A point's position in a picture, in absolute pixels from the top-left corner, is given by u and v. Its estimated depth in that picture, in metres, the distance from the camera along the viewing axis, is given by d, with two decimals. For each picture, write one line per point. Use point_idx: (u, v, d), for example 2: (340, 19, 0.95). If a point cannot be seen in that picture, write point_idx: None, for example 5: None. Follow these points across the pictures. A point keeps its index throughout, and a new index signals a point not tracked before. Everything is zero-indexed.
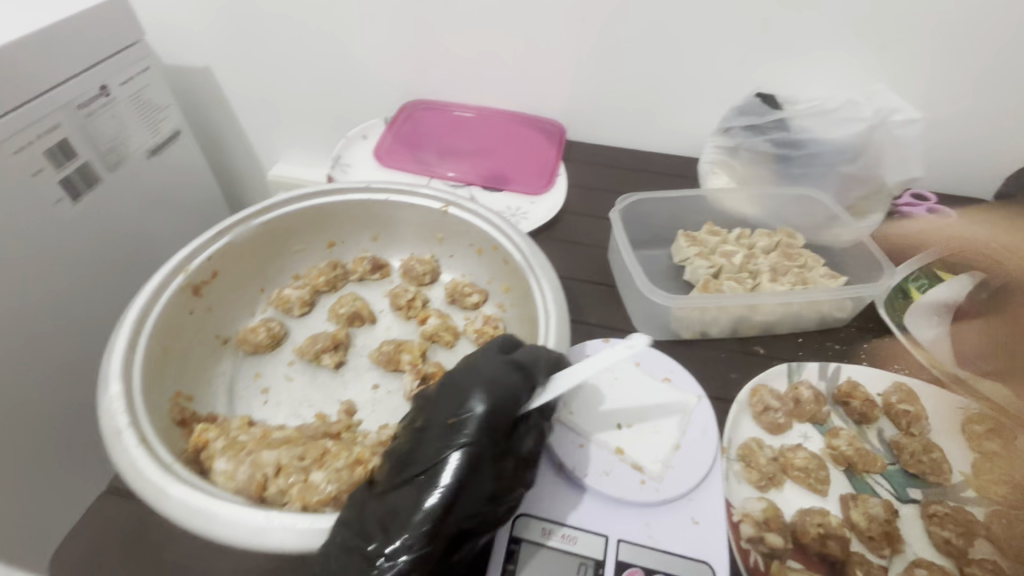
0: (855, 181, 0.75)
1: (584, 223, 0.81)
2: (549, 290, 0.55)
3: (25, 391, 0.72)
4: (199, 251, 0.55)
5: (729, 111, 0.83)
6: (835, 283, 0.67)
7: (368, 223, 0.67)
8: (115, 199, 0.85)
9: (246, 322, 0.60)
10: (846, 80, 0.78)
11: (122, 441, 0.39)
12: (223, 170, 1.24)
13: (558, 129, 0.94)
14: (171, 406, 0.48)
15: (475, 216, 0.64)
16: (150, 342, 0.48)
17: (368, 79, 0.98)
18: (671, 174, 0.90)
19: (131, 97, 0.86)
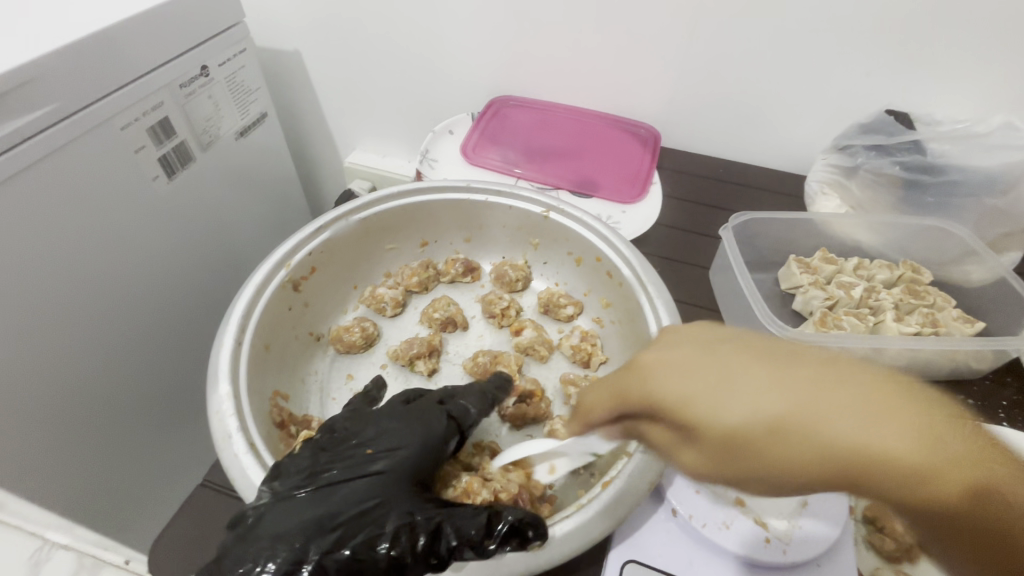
0: (996, 216, 0.67)
1: (680, 238, 0.76)
2: (663, 310, 0.51)
3: (115, 364, 0.73)
4: (301, 245, 0.53)
5: (850, 128, 0.76)
6: (971, 329, 0.60)
7: (462, 224, 0.65)
8: (205, 180, 0.86)
9: (338, 319, 0.59)
10: (993, 101, 0.70)
11: (233, 447, 0.38)
12: (301, 155, 1.24)
13: (653, 135, 0.89)
14: (272, 406, 0.46)
15: (578, 224, 0.60)
16: (254, 339, 0.46)
17: (456, 73, 0.95)
18: (774, 192, 0.83)
19: (226, 79, 0.86)
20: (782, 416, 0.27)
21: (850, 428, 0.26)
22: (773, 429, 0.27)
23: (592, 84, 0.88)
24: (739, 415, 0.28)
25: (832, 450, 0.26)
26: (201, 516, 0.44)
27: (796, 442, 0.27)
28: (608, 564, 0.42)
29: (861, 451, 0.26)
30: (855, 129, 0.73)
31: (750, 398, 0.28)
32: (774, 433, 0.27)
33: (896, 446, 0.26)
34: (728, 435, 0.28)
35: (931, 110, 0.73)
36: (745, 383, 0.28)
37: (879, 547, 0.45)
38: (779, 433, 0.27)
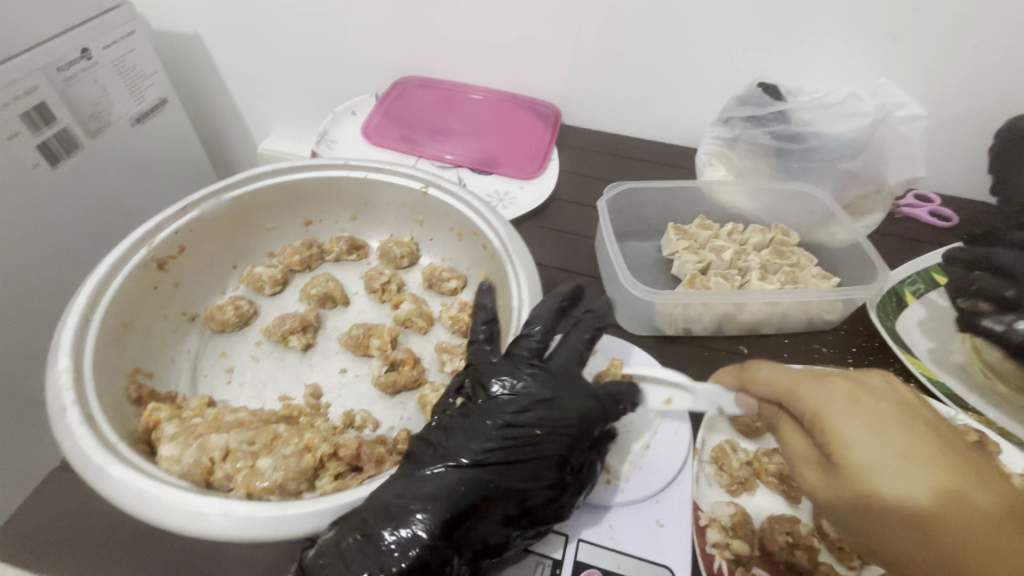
0: (854, 180, 0.72)
1: (573, 211, 0.79)
2: (525, 277, 0.53)
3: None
4: (165, 224, 0.53)
5: (730, 100, 0.79)
6: (826, 284, 0.65)
7: (346, 202, 0.65)
8: (94, 166, 0.82)
9: (215, 300, 0.59)
10: (852, 73, 0.75)
11: (66, 419, 0.38)
12: (213, 142, 1.21)
13: (553, 113, 0.91)
14: (128, 384, 0.47)
15: (455, 198, 0.61)
16: (106, 317, 0.46)
17: (359, 53, 0.95)
18: (667, 165, 0.87)
19: (114, 62, 0.83)
20: (873, 438, 0.38)
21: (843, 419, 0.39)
22: (882, 419, 0.39)
23: (492, 63, 0.89)
24: (851, 424, 0.38)
25: (872, 476, 0.37)
26: (54, 499, 0.44)
27: (868, 457, 0.37)
28: None
29: (908, 489, 0.36)
30: (731, 102, 0.77)
31: (874, 434, 0.38)
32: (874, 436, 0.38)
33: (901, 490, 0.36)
34: (832, 424, 0.39)
35: (801, 83, 0.78)
36: (846, 387, 0.40)
37: (719, 482, 0.49)
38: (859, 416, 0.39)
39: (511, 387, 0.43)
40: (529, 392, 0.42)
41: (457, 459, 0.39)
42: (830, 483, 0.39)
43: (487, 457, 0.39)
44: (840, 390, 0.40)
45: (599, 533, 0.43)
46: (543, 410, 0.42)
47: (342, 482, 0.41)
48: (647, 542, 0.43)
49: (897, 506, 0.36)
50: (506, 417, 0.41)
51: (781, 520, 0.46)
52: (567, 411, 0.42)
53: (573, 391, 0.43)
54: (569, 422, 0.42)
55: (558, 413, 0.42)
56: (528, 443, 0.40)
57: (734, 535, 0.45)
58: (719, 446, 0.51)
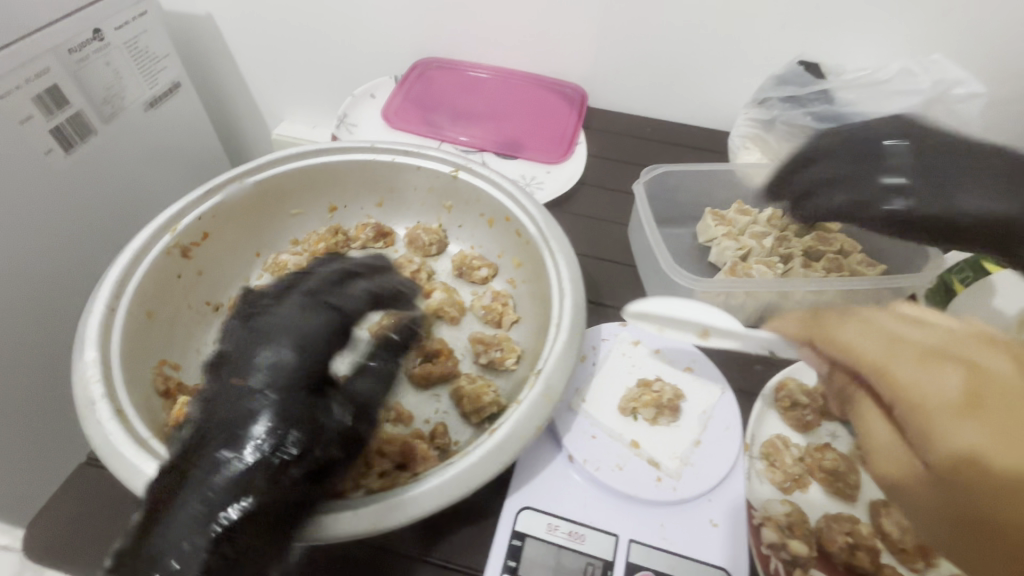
0: None
1: (604, 197, 0.76)
2: (564, 264, 0.51)
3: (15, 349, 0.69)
4: (188, 210, 0.51)
5: (768, 80, 0.76)
6: (873, 272, 0.62)
7: (372, 188, 0.63)
8: (108, 151, 0.80)
9: (239, 289, 0.57)
10: (898, 50, 0.71)
11: (95, 414, 0.36)
12: (227, 128, 1.19)
13: (580, 95, 0.87)
14: (154, 376, 0.45)
15: (486, 182, 0.59)
16: (132, 306, 0.44)
17: (378, 34, 0.92)
18: (699, 148, 0.83)
19: (126, 44, 0.80)
20: (923, 372, 0.29)
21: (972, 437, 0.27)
22: (1001, 389, 0.28)
23: (516, 43, 0.86)
24: (870, 338, 0.33)
25: (942, 430, 0.28)
26: (85, 494, 0.42)
27: (888, 439, 0.33)
28: (503, 513, 0.42)
29: (1014, 453, 0.26)
30: (770, 81, 0.74)
31: (868, 333, 0.34)
32: (959, 371, 0.29)
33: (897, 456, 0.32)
34: (920, 414, 0.29)
35: (843, 61, 0.74)
36: (948, 360, 0.30)
37: (771, 479, 0.46)
38: (928, 371, 0.29)
39: (282, 349, 0.36)
40: (276, 351, 0.36)
41: (268, 387, 0.34)
42: (895, 466, 0.32)
43: (288, 385, 0.35)
44: (882, 331, 0.33)
45: (650, 533, 0.41)
46: (293, 348, 0.36)
47: (387, 480, 0.41)
48: (701, 542, 0.41)
49: (1009, 482, 0.26)
50: (277, 355, 0.36)
51: (840, 520, 0.43)
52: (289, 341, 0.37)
53: (298, 322, 0.39)
54: (302, 345, 0.37)
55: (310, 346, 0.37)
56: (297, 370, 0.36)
57: (791, 535, 0.41)
58: (770, 441, 0.48)
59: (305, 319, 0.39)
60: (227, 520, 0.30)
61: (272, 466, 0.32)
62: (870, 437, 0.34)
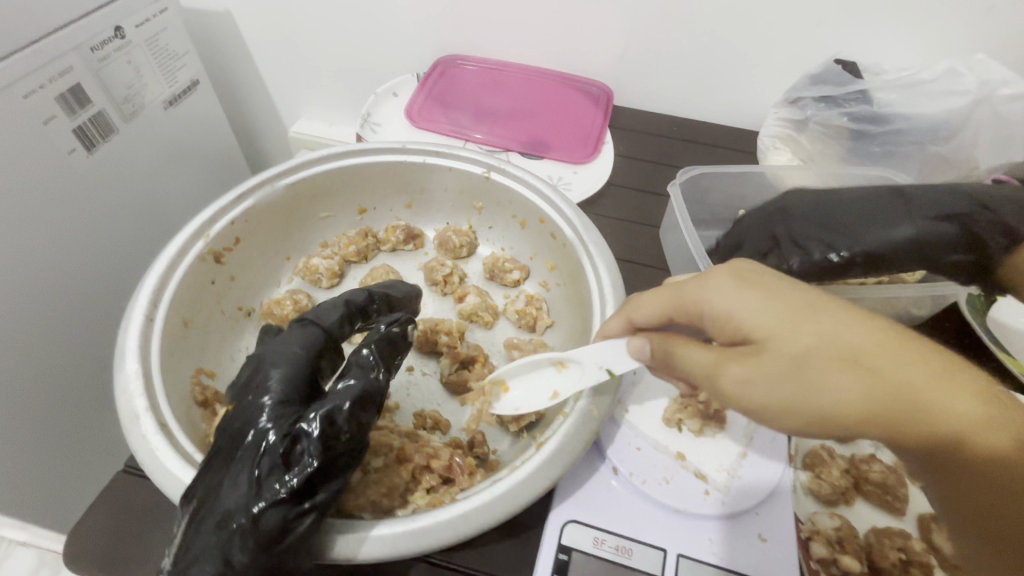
0: (940, 164, 0.67)
1: (632, 198, 0.75)
2: (604, 270, 0.50)
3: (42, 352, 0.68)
4: (220, 214, 0.50)
5: (801, 79, 0.74)
6: (912, 278, 0.61)
7: (402, 189, 0.62)
8: (130, 151, 0.79)
9: (270, 293, 0.57)
10: (938, 48, 0.69)
11: (139, 427, 0.35)
12: (243, 126, 1.18)
13: (605, 93, 0.86)
14: (193, 385, 0.44)
15: (520, 184, 0.58)
16: (169, 315, 0.44)
17: (398, 32, 0.90)
18: (727, 148, 0.82)
19: (146, 41, 0.79)
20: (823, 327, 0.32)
21: (847, 388, 0.31)
22: (848, 344, 0.32)
23: (541, 40, 0.85)
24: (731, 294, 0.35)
25: (905, 380, 0.30)
26: (125, 505, 0.42)
27: (855, 402, 0.31)
28: (548, 528, 0.41)
29: (846, 400, 0.31)
30: (804, 80, 0.72)
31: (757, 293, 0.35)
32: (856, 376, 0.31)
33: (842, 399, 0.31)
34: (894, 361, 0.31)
35: (879, 59, 0.72)
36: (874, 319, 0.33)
37: (816, 492, 0.45)
38: (869, 372, 0.31)
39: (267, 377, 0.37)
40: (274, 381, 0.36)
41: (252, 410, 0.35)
42: (983, 433, 0.30)
43: (273, 407, 0.35)
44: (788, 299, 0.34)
45: (699, 548, 0.40)
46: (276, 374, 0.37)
47: (434, 496, 0.38)
48: (751, 559, 0.40)
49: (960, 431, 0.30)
50: (270, 381, 0.36)
51: (890, 534, 0.43)
52: (258, 368, 0.37)
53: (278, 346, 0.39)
54: (289, 369, 0.37)
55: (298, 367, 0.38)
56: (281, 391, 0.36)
57: (842, 550, 0.42)
58: (814, 451, 0.47)
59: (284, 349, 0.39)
60: (238, 551, 0.31)
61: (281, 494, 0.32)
62: (839, 397, 0.31)
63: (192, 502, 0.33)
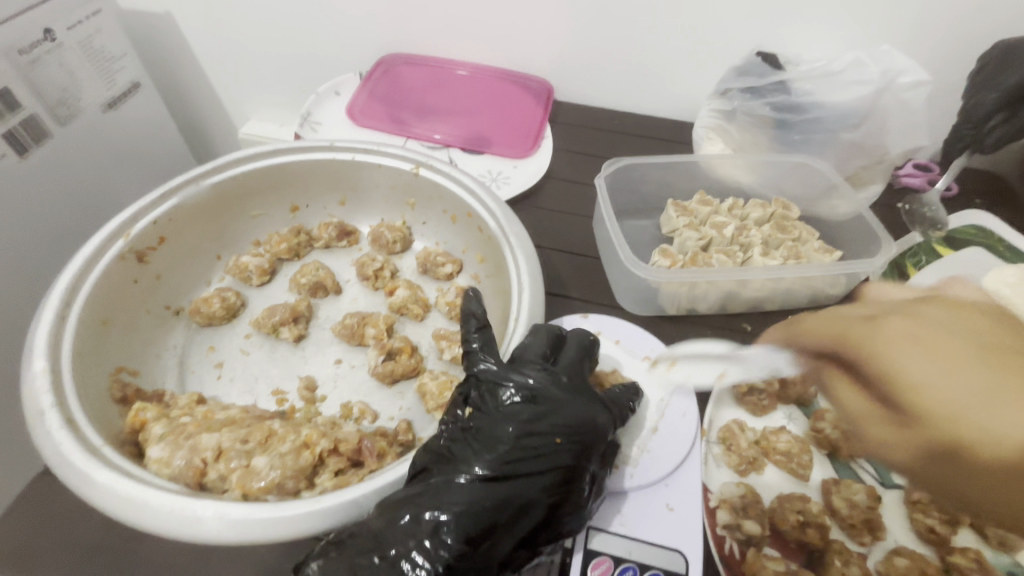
0: (856, 150, 0.71)
1: (569, 190, 0.77)
2: (524, 259, 0.52)
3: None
4: (142, 214, 0.50)
5: (728, 71, 0.77)
6: (828, 259, 0.64)
7: (334, 187, 0.63)
8: (67, 155, 0.78)
9: (201, 292, 0.57)
10: (852, 39, 0.72)
11: (44, 424, 0.36)
12: (192, 128, 1.17)
13: (545, 88, 0.88)
14: (112, 383, 0.44)
15: (448, 179, 0.59)
16: (85, 314, 0.44)
17: (340, 31, 0.90)
18: (663, 139, 0.85)
19: (80, 44, 0.78)
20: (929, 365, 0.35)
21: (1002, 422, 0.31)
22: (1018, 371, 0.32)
23: (481, 38, 0.86)
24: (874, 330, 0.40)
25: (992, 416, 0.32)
26: (43, 504, 0.42)
27: (900, 366, 0.35)
28: None
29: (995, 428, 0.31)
30: (729, 72, 0.75)
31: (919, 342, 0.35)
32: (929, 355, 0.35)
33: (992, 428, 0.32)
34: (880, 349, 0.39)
35: (800, 51, 0.75)
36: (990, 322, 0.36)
37: (727, 463, 0.48)
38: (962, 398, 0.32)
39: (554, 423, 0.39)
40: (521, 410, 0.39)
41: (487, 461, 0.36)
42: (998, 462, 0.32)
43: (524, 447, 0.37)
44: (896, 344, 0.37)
45: (610, 519, 0.43)
46: (574, 427, 0.39)
47: (341, 478, 0.39)
48: (658, 527, 0.42)
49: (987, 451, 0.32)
50: (519, 424, 0.38)
51: (791, 499, 0.45)
52: (565, 420, 0.39)
53: (564, 395, 0.41)
54: (587, 422, 0.39)
55: (535, 414, 0.39)
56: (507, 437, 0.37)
57: (745, 515, 0.44)
58: (726, 426, 0.50)
59: (592, 407, 0.41)
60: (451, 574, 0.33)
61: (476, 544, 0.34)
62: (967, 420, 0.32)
63: (320, 561, 0.33)
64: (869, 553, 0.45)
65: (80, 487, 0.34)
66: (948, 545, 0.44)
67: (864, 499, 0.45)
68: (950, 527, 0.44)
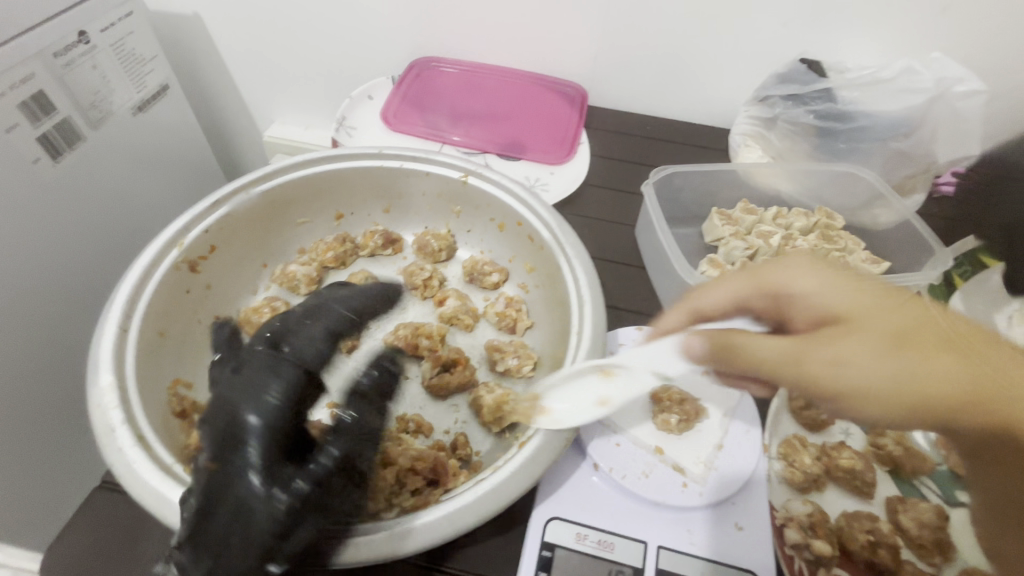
0: (902, 159, 0.70)
1: (609, 197, 0.76)
2: (581, 270, 0.51)
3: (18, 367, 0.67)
4: (195, 223, 0.50)
5: (769, 78, 0.76)
6: (877, 271, 0.64)
7: (379, 194, 0.62)
8: (99, 159, 0.77)
9: (248, 302, 0.56)
10: (897, 47, 0.72)
11: (116, 442, 0.35)
12: (215, 130, 1.16)
13: (580, 94, 0.87)
14: (170, 397, 0.44)
15: (497, 187, 0.58)
16: (143, 326, 0.43)
17: (372, 34, 0.89)
18: (700, 146, 0.84)
19: (112, 46, 0.77)
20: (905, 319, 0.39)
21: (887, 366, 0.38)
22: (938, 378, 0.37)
23: (516, 42, 0.85)
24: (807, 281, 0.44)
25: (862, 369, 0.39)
26: (103, 521, 0.41)
27: (778, 350, 0.41)
28: (533, 523, 0.42)
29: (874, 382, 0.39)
30: (772, 79, 0.74)
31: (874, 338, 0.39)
32: (908, 357, 0.38)
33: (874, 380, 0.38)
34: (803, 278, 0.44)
35: (843, 58, 0.75)
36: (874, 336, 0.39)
37: (789, 480, 0.47)
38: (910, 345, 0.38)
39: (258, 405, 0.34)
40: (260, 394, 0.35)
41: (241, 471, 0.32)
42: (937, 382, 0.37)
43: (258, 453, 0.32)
44: (867, 294, 0.41)
45: (679, 539, 0.42)
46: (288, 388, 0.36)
47: (420, 498, 0.40)
48: (727, 547, 0.42)
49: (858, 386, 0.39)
50: (255, 411, 0.33)
51: (859, 518, 0.44)
52: (280, 399, 0.35)
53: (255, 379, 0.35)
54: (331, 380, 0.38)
55: (260, 410, 0.34)
56: (238, 443, 0.32)
57: (813, 535, 0.43)
58: (787, 441, 0.49)
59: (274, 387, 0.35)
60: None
61: (285, 554, 0.32)
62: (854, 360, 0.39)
63: None
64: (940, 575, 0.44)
65: (155, 507, 0.33)
66: None
67: (934, 519, 0.45)
68: None
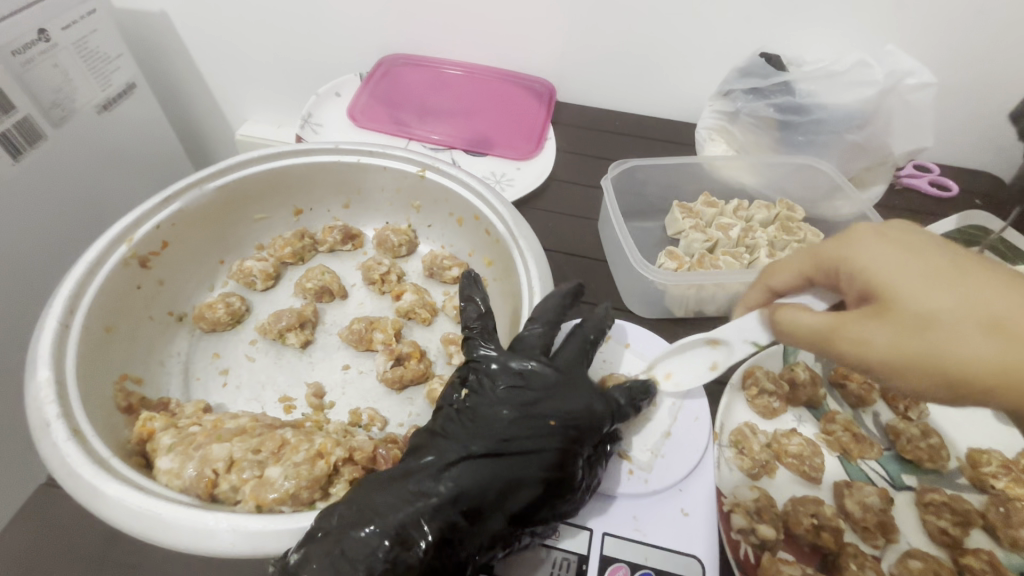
0: (860, 151, 0.71)
1: (573, 192, 0.76)
2: (534, 262, 0.51)
3: None
4: (145, 218, 0.50)
5: (731, 72, 0.77)
6: None
7: (338, 190, 0.62)
8: (62, 158, 0.77)
9: (204, 298, 0.56)
10: (854, 41, 0.73)
11: (50, 436, 0.35)
12: (187, 129, 1.15)
13: (547, 89, 0.87)
14: (115, 392, 0.44)
15: (454, 182, 0.58)
16: (88, 321, 0.43)
17: (339, 31, 0.89)
18: (666, 141, 0.84)
19: (75, 45, 0.77)
20: (971, 291, 0.34)
21: (958, 345, 0.33)
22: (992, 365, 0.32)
23: (482, 38, 0.85)
24: (876, 255, 0.37)
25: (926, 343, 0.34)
26: (47, 517, 0.41)
27: (813, 327, 0.38)
28: None
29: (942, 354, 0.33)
30: (733, 73, 0.75)
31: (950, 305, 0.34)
32: (1000, 342, 0.32)
33: (927, 351, 0.34)
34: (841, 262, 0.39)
35: (803, 52, 0.76)
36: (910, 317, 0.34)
37: (740, 467, 0.47)
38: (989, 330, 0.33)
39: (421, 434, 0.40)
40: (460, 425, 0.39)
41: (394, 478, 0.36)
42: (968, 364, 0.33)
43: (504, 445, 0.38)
44: (937, 262, 0.35)
45: (625, 526, 0.42)
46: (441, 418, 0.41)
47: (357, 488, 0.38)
48: (672, 533, 0.42)
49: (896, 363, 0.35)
50: (523, 407, 0.39)
51: (804, 503, 0.45)
52: (579, 407, 0.41)
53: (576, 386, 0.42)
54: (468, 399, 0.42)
55: (538, 409, 0.40)
56: (558, 436, 0.39)
57: (760, 520, 0.44)
58: (738, 430, 0.49)
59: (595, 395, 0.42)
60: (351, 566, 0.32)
61: (423, 539, 0.34)
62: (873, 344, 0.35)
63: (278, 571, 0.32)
64: (883, 557, 0.45)
65: (88, 501, 0.33)
66: (962, 548, 0.45)
67: (877, 502, 0.45)
68: (961, 529, 0.45)
